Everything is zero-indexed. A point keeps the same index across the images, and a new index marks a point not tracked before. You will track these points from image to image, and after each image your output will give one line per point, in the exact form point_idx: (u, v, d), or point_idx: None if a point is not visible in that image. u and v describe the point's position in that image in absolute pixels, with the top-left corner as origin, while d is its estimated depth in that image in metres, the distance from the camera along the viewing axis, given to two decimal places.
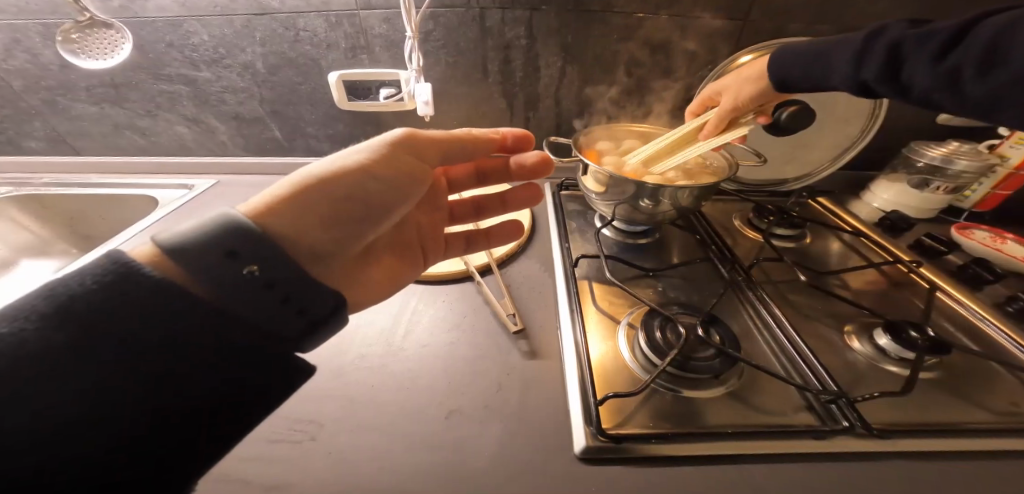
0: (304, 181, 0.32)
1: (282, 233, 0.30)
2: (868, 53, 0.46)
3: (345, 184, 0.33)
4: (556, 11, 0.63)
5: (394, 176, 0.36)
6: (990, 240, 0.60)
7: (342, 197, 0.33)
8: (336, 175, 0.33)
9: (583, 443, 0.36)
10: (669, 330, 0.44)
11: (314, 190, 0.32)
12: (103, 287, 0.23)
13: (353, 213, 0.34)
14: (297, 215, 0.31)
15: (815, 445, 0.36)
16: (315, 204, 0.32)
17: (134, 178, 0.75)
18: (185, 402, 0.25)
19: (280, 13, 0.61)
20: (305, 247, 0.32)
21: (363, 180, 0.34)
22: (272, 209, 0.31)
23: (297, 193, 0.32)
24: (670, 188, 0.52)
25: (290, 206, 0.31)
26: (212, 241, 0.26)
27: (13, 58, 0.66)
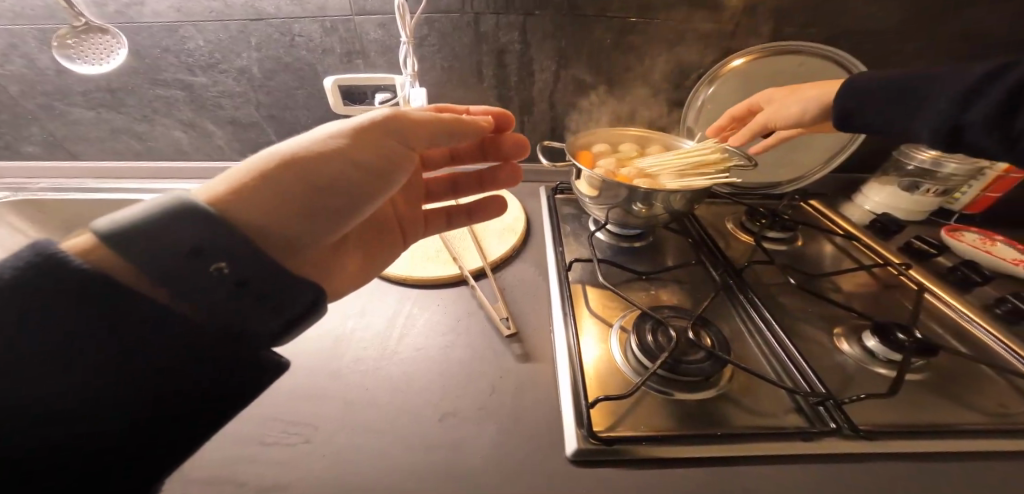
0: (271, 166, 0.30)
1: (249, 220, 0.28)
2: (982, 93, 0.41)
3: (320, 167, 0.31)
4: (550, 17, 0.63)
5: (374, 161, 0.34)
6: (981, 242, 0.61)
7: (317, 182, 0.31)
8: (310, 158, 0.31)
9: (575, 446, 0.37)
10: (661, 333, 0.45)
11: (285, 174, 0.30)
12: (37, 284, 0.21)
13: (331, 199, 0.32)
14: (266, 201, 0.29)
15: (804, 447, 0.37)
16: (286, 188, 0.30)
17: (132, 183, 0.76)
18: (174, 399, 0.26)
19: (275, 19, 0.61)
20: (277, 235, 0.30)
21: (340, 163, 0.32)
22: (237, 195, 0.28)
23: (266, 177, 0.29)
24: (663, 192, 0.53)
25: (259, 192, 0.29)
26: (165, 231, 0.24)
27: (10, 63, 0.66)
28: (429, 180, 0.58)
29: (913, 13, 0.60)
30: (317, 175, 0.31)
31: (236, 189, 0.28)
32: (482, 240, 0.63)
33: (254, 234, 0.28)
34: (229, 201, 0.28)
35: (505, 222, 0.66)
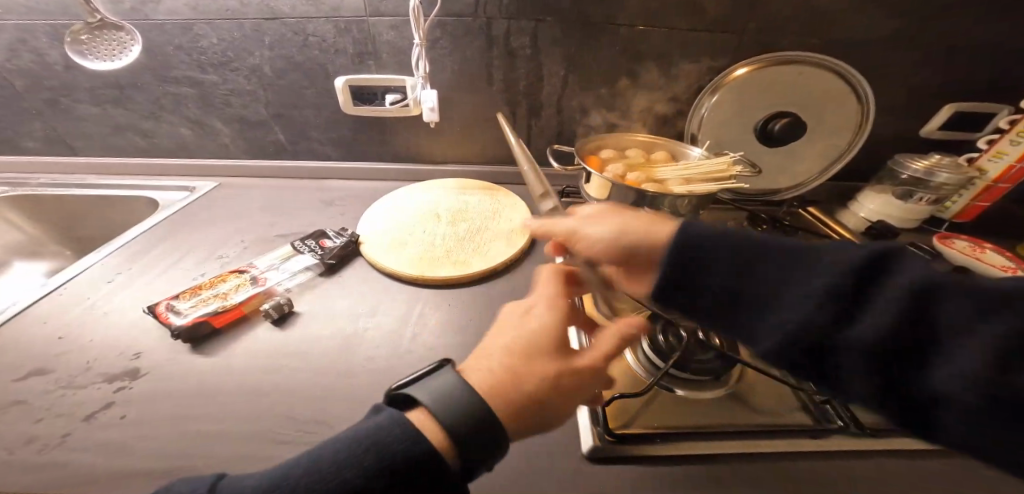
0: (524, 335, 0.34)
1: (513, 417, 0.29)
2: None
3: (569, 351, 0.33)
4: (561, 24, 0.65)
5: (620, 339, 0.35)
6: (971, 249, 0.63)
7: (577, 370, 0.32)
8: (550, 320, 0.35)
9: (590, 443, 0.38)
10: (671, 333, 0.46)
11: (546, 357, 0.32)
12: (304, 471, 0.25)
13: (594, 376, 0.33)
14: (528, 401, 0.30)
15: (812, 445, 0.38)
16: (546, 385, 0.31)
17: (136, 180, 0.75)
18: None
19: (290, 18, 0.62)
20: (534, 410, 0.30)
21: (590, 351, 0.34)
22: (481, 383, 0.30)
23: (505, 375, 0.31)
24: (670, 197, 0.54)
25: (513, 392, 0.30)
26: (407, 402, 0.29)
27: (20, 57, 0.65)
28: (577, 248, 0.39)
29: (907, 29, 0.63)
30: (579, 364, 0.33)
31: (478, 368, 0.32)
32: (490, 241, 0.63)
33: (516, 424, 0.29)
34: (499, 408, 0.29)
35: (513, 224, 0.67)
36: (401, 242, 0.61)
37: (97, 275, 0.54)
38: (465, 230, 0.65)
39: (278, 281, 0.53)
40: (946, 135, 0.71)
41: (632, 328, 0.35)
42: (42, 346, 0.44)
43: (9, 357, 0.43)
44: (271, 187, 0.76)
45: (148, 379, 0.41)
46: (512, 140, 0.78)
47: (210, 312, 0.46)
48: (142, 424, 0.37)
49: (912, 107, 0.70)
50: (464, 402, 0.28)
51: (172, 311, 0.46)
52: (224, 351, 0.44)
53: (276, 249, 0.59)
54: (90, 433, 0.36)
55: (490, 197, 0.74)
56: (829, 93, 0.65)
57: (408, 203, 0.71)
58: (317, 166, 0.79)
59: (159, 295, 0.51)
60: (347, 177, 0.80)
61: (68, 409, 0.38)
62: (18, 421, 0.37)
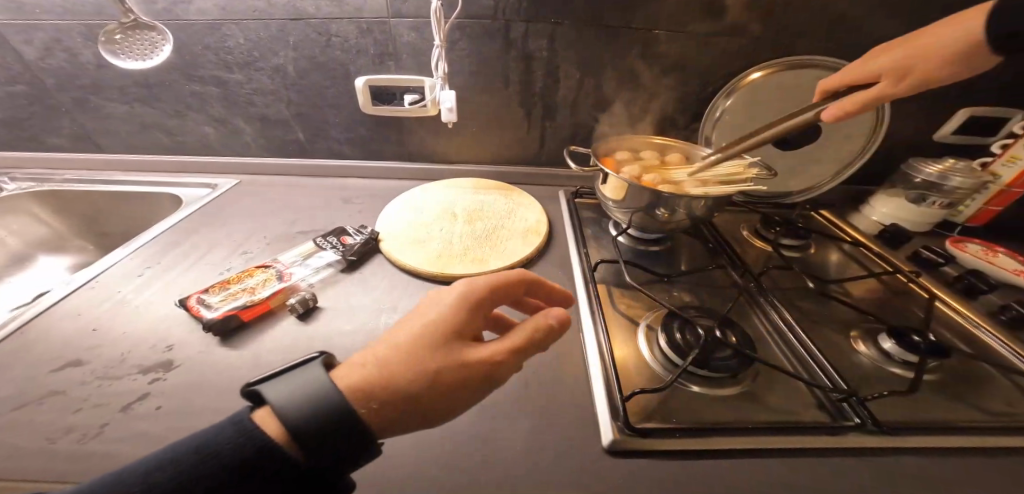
0: (415, 328, 0.31)
1: (368, 415, 0.27)
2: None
3: (461, 347, 0.30)
4: (579, 26, 0.66)
5: (525, 337, 0.32)
6: (984, 253, 0.64)
7: (464, 370, 0.29)
8: (446, 313, 0.32)
9: (611, 437, 0.39)
10: (689, 331, 0.46)
11: (433, 353, 0.29)
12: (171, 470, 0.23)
13: (489, 379, 0.30)
14: (406, 400, 0.28)
15: (829, 441, 0.39)
16: (427, 383, 0.28)
17: (160, 177, 0.77)
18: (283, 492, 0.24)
19: (314, 19, 0.63)
20: (391, 409, 0.27)
21: (486, 346, 0.31)
22: (356, 378, 0.28)
23: (383, 369, 0.28)
24: (686, 199, 0.55)
25: (391, 388, 0.27)
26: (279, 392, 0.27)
27: (51, 57, 0.67)
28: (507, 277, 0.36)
29: None
30: (469, 361, 0.29)
31: (359, 361, 0.29)
32: (507, 240, 0.64)
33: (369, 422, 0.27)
34: (372, 408, 0.27)
35: (529, 223, 0.68)
36: (420, 240, 0.62)
37: (126, 269, 0.55)
38: (482, 229, 0.66)
39: (302, 276, 0.54)
40: (959, 138, 0.71)
41: (546, 323, 0.33)
42: (76, 338, 0.44)
43: (45, 348, 0.43)
44: (290, 185, 0.78)
45: (180, 371, 0.41)
46: (526, 141, 0.80)
47: (240, 306, 0.47)
48: (181, 414, 0.37)
49: (926, 111, 0.70)
50: (333, 403, 0.26)
51: (203, 305, 0.47)
52: (253, 343, 0.45)
53: (298, 245, 0.61)
54: (127, 423, 0.36)
55: (505, 197, 0.75)
56: None
57: (425, 202, 0.72)
58: (335, 165, 0.80)
59: (187, 290, 0.52)
60: (364, 175, 0.82)
61: (106, 399, 0.38)
62: (56, 412, 0.37)
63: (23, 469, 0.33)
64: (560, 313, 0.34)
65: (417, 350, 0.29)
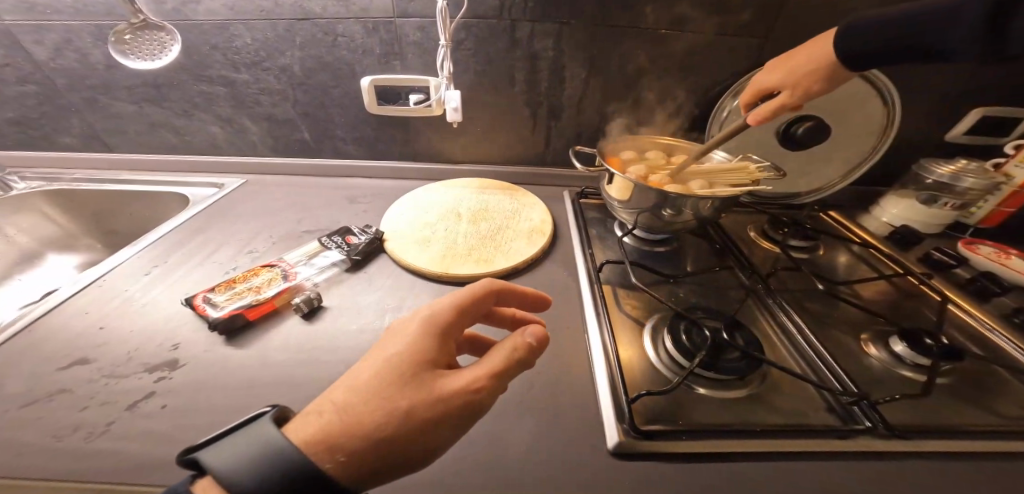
0: (378, 364, 0.30)
1: (337, 462, 0.26)
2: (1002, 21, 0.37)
3: (431, 378, 0.29)
4: (584, 26, 0.65)
5: (502, 359, 0.31)
6: (996, 255, 0.63)
7: (439, 404, 0.28)
8: (410, 344, 0.31)
9: (617, 438, 0.38)
10: (696, 333, 0.46)
11: (402, 390, 0.28)
12: None
13: (469, 409, 0.29)
14: (381, 445, 0.27)
15: (840, 445, 0.38)
16: (399, 422, 0.27)
17: (168, 177, 0.78)
18: None
19: (321, 19, 0.64)
20: (362, 455, 0.26)
21: (460, 376, 0.30)
22: (320, 427, 0.27)
23: (348, 415, 0.27)
24: (693, 199, 0.54)
25: (361, 435, 0.26)
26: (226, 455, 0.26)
27: (62, 57, 0.68)
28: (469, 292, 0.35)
29: None
30: (444, 394, 0.29)
31: (319, 408, 0.28)
32: (512, 240, 0.64)
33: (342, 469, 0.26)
34: (342, 458, 0.26)
35: (534, 223, 0.68)
36: (425, 240, 0.62)
37: (132, 268, 0.55)
38: (486, 229, 0.66)
39: (307, 276, 0.54)
40: (972, 138, 0.70)
41: (523, 343, 0.32)
42: (84, 336, 0.45)
43: (53, 346, 0.43)
44: (296, 184, 0.78)
45: (186, 370, 0.42)
46: (531, 140, 0.79)
47: (245, 305, 0.47)
48: (188, 412, 0.38)
49: (939, 111, 0.69)
50: (287, 461, 0.25)
51: (209, 304, 0.47)
52: (259, 341, 0.45)
53: (304, 244, 0.61)
54: (133, 422, 0.36)
55: (510, 197, 0.75)
56: (852, 97, 0.64)
57: (429, 201, 0.72)
58: (340, 164, 0.81)
59: (194, 288, 0.52)
60: (369, 175, 0.82)
61: (113, 397, 0.38)
62: (62, 410, 0.37)
63: (32, 467, 0.33)
64: (537, 331, 0.33)
65: (382, 388, 0.28)
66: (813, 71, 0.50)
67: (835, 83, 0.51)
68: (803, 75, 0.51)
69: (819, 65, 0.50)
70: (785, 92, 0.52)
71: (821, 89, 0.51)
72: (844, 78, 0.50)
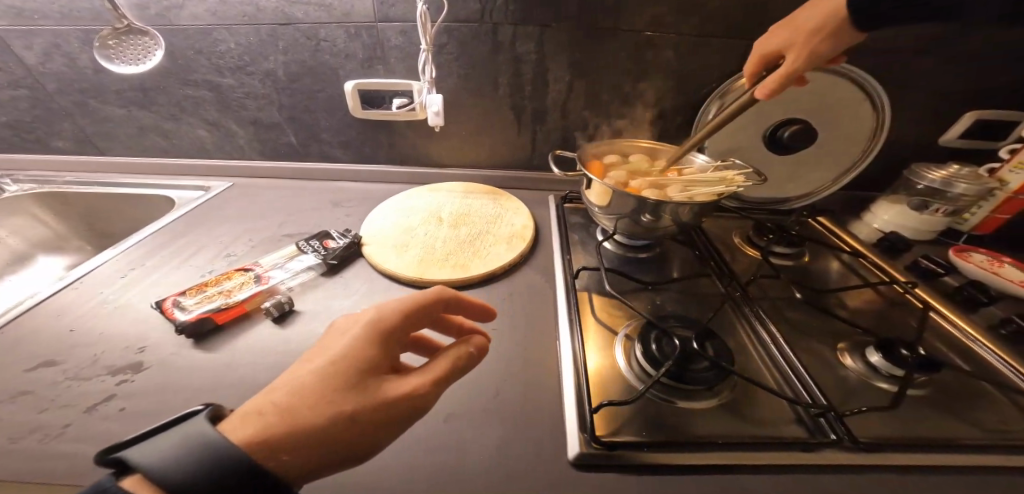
0: (322, 366, 0.30)
1: (278, 462, 0.26)
2: None
3: (377, 381, 0.30)
4: (566, 30, 0.65)
5: (449, 365, 0.32)
6: (989, 263, 0.61)
7: (384, 407, 0.29)
8: (355, 347, 0.31)
9: (577, 449, 0.38)
10: (666, 343, 0.45)
11: (347, 393, 0.29)
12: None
13: (413, 413, 0.30)
14: (322, 446, 0.27)
15: (804, 458, 0.38)
16: (342, 423, 0.28)
17: (157, 180, 0.79)
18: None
19: (303, 24, 0.64)
20: (302, 457, 0.26)
21: (407, 380, 0.30)
22: (258, 428, 0.27)
23: (287, 417, 0.27)
24: (671, 205, 0.53)
25: (302, 436, 0.27)
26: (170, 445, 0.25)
27: (52, 61, 0.69)
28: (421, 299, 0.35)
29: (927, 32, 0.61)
30: (390, 397, 0.29)
31: (256, 410, 0.28)
32: (490, 245, 0.63)
33: (282, 470, 0.26)
34: (281, 459, 0.26)
35: (515, 228, 0.67)
36: (403, 245, 0.62)
37: (109, 270, 0.56)
38: (466, 234, 0.66)
39: (281, 280, 0.54)
40: (965, 143, 0.69)
41: (468, 351, 0.33)
42: (54, 337, 0.45)
43: (20, 348, 0.44)
44: (281, 187, 0.79)
45: (150, 373, 0.42)
46: (517, 144, 0.79)
47: (213, 309, 0.47)
48: (147, 415, 0.38)
49: (931, 116, 0.67)
50: (223, 455, 0.24)
51: (178, 307, 0.47)
52: (226, 346, 0.45)
53: (282, 248, 0.61)
54: (90, 425, 0.37)
55: (493, 201, 0.74)
56: (841, 102, 0.62)
57: (411, 206, 0.72)
58: (326, 168, 0.81)
59: (168, 291, 0.52)
60: (356, 178, 0.82)
61: (75, 399, 0.39)
62: (23, 411, 0.37)
63: None
64: (483, 340, 0.34)
65: (324, 391, 0.28)
66: (823, 25, 0.46)
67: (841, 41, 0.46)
68: (811, 33, 0.46)
69: (827, 18, 0.45)
70: (793, 54, 0.47)
71: (830, 45, 0.46)
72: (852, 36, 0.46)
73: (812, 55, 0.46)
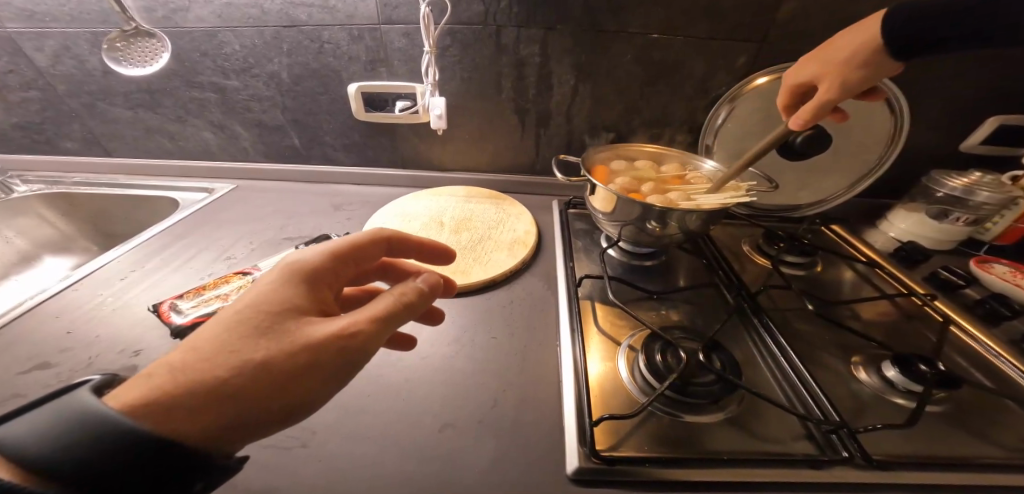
0: (229, 316, 0.28)
1: (174, 423, 0.23)
2: None
3: (299, 327, 0.29)
4: (571, 32, 0.64)
5: (385, 306, 0.31)
6: (1011, 274, 0.58)
7: (306, 351, 0.27)
8: (273, 293, 0.30)
9: (575, 464, 0.36)
10: (670, 354, 0.44)
11: (261, 342, 0.27)
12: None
13: (345, 356, 0.28)
14: (231, 401, 0.25)
15: (813, 475, 0.36)
16: (254, 372, 0.26)
17: (163, 182, 0.79)
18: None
19: (307, 26, 0.64)
20: (207, 413, 0.24)
21: (335, 322, 0.29)
22: (149, 389, 0.24)
23: (185, 374, 0.25)
24: (678, 213, 0.52)
25: (205, 391, 0.24)
26: (46, 418, 0.22)
27: (62, 64, 0.70)
28: (351, 243, 0.37)
29: None
30: (314, 340, 0.28)
31: (147, 372, 0.25)
32: (491, 251, 0.62)
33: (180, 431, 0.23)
34: (181, 418, 0.23)
35: (517, 234, 0.66)
36: None
37: (112, 271, 0.56)
38: (467, 239, 0.64)
39: None
40: (987, 149, 0.66)
41: (409, 290, 0.33)
42: (51, 340, 0.45)
43: (15, 350, 0.43)
44: (283, 190, 0.79)
45: None
46: (521, 149, 0.78)
47: (211, 312, 0.46)
48: None
49: (952, 121, 0.65)
50: (111, 418, 0.22)
51: (175, 311, 0.47)
52: None
53: (281, 252, 0.61)
54: None
55: (495, 206, 0.73)
56: (855, 106, 0.60)
57: (413, 210, 0.71)
58: (329, 171, 0.81)
59: (165, 294, 0.52)
60: (358, 182, 0.82)
61: None
62: None
63: None
64: (428, 279, 0.34)
65: (232, 341, 0.26)
66: (856, 56, 0.45)
67: (877, 72, 0.45)
68: (845, 61, 0.45)
69: (861, 50, 0.45)
70: (829, 80, 0.46)
71: (864, 75, 0.45)
72: (886, 66, 0.45)
73: (846, 83, 0.45)
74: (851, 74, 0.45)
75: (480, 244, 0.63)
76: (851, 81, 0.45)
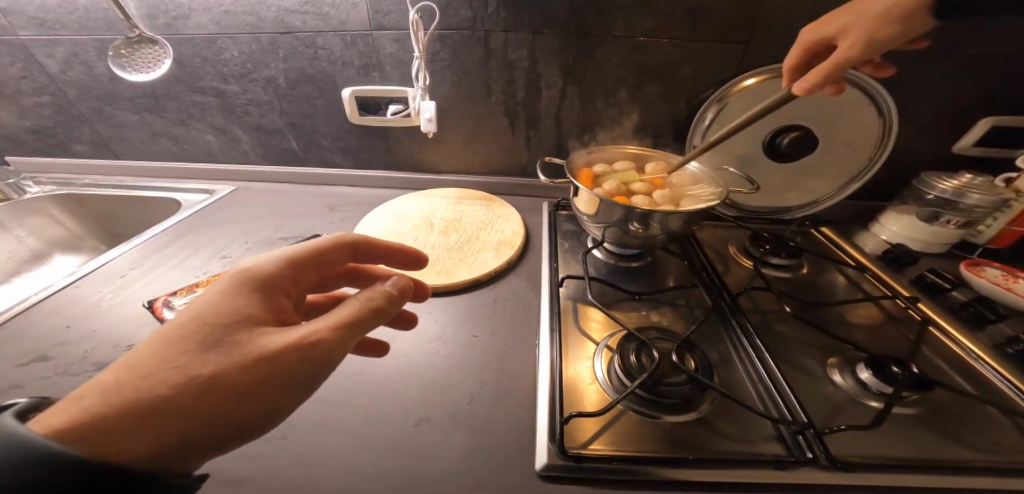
0: (172, 331, 0.28)
1: (110, 443, 0.23)
2: None
3: (252, 338, 0.29)
4: (558, 36, 0.65)
5: (347, 313, 0.32)
6: (1002, 278, 0.57)
7: (258, 363, 0.28)
8: (222, 303, 0.30)
9: (545, 461, 0.37)
10: (644, 354, 0.45)
11: (209, 356, 0.27)
12: None
13: (303, 365, 0.29)
14: (176, 418, 0.25)
15: (778, 475, 0.36)
16: (201, 387, 0.26)
17: (167, 184, 0.82)
18: None
19: (301, 32, 0.66)
20: (152, 430, 0.24)
21: (292, 331, 0.30)
22: (81, 411, 0.24)
23: (126, 393, 0.24)
24: (659, 214, 0.52)
25: (144, 410, 0.24)
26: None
27: (71, 70, 0.73)
28: (311, 251, 0.37)
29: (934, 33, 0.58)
30: (267, 352, 0.28)
31: (79, 394, 0.24)
32: (478, 251, 0.63)
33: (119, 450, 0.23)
34: (118, 440, 0.23)
35: (504, 234, 0.67)
36: None
37: (112, 269, 0.58)
38: (454, 239, 0.66)
39: None
40: (981, 150, 0.65)
41: (372, 297, 0.33)
42: (51, 333, 0.47)
43: (16, 344, 0.46)
44: (281, 191, 0.81)
45: None
46: (512, 151, 0.79)
47: None
48: None
49: (943, 123, 0.64)
50: (36, 442, 0.22)
51: (167, 307, 0.49)
52: None
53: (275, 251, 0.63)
54: None
55: (486, 208, 0.74)
56: (842, 108, 0.60)
57: (405, 211, 0.73)
58: (326, 173, 0.83)
59: (160, 291, 0.54)
60: (355, 183, 0.84)
61: (60, 394, 0.41)
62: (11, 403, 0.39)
63: None
64: (397, 282, 0.35)
65: (176, 358, 0.26)
66: (889, 11, 0.42)
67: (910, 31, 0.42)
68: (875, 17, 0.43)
69: (899, 4, 0.42)
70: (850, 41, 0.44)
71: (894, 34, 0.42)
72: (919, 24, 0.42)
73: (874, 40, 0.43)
74: (881, 33, 0.42)
75: (467, 245, 0.65)
76: (872, 44, 0.43)
